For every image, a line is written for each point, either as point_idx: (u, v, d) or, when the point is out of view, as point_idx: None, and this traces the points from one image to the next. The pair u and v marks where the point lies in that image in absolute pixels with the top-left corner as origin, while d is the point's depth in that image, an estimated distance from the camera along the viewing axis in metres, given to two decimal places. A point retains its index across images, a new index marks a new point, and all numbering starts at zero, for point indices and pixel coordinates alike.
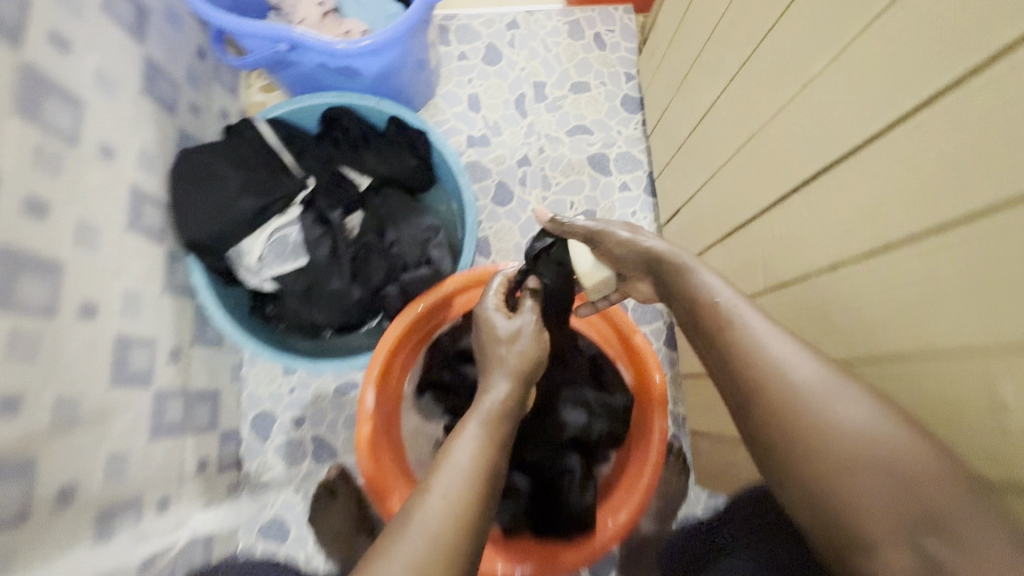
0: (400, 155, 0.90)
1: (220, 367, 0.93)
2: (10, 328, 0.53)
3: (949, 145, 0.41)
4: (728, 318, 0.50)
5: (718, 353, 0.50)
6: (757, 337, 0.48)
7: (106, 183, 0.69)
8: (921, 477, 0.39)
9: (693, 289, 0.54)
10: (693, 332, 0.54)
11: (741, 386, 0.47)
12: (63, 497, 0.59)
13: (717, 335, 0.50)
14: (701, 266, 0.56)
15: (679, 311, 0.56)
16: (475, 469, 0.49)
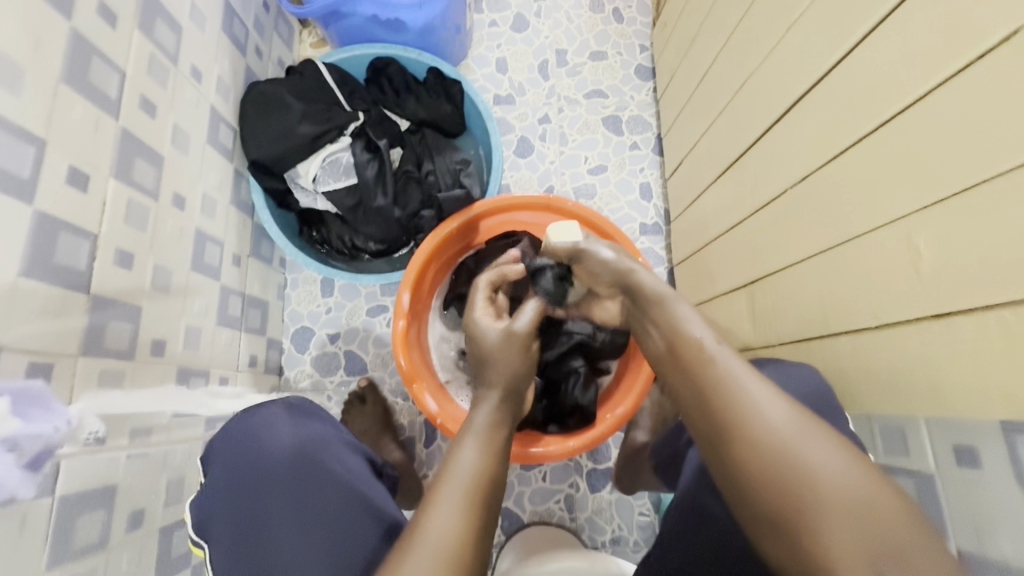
0: (437, 101, 1.01)
1: (269, 282, 1.05)
2: (127, 197, 0.66)
3: (893, 58, 0.52)
4: (702, 356, 0.51)
5: (693, 383, 0.50)
6: (736, 379, 0.48)
7: (194, 100, 0.81)
8: (880, 511, 0.40)
9: (671, 320, 0.56)
10: (667, 363, 0.55)
11: (715, 423, 0.48)
12: (157, 347, 0.71)
13: (694, 369, 0.51)
14: (678, 299, 0.58)
15: (653, 335, 0.58)
16: (476, 475, 0.54)
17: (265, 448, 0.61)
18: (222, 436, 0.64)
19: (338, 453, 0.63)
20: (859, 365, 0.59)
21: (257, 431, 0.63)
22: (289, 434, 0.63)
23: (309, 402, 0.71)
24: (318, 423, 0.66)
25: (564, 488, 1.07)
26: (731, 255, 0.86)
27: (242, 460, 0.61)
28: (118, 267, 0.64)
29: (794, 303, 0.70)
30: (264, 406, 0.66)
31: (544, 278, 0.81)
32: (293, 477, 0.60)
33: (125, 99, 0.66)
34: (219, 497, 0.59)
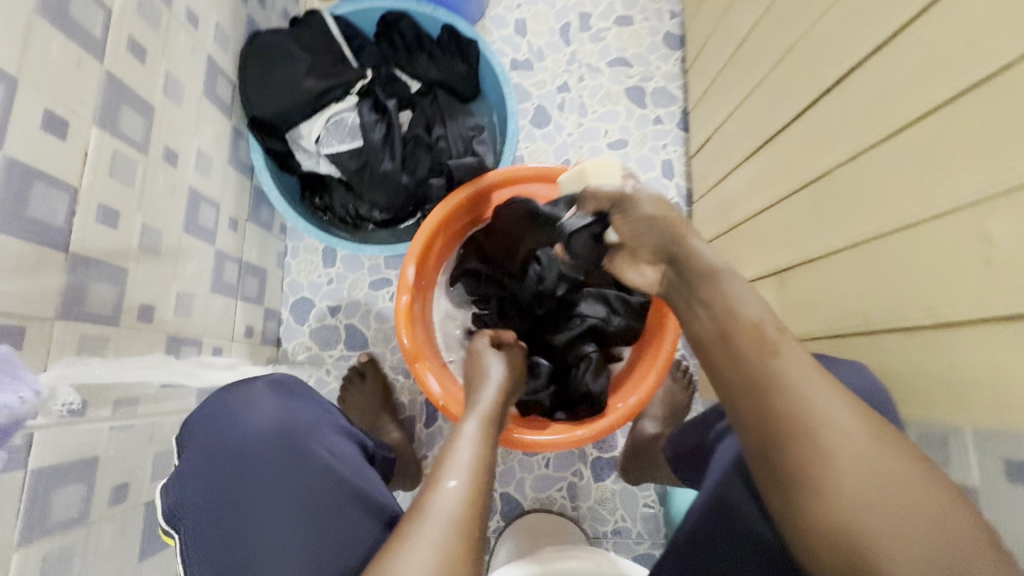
0: (451, 61, 0.94)
1: (268, 250, 1.00)
2: (113, 149, 0.60)
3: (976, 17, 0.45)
4: (761, 352, 0.49)
5: (746, 373, 0.49)
6: (802, 377, 0.47)
7: (190, 47, 0.74)
8: (946, 524, 0.40)
9: (727, 304, 0.53)
10: (719, 348, 0.52)
11: (770, 419, 0.47)
12: (144, 313, 0.66)
13: (755, 362, 0.49)
14: (733, 276, 0.55)
15: (702, 321, 0.55)
16: (477, 466, 0.53)
17: (247, 429, 0.58)
18: (199, 414, 0.61)
19: (325, 436, 0.60)
20: (901, 365, 0.54)
21: (240, 411, 0.59)
22: (273, 414, 0.60)
23: (296, 381, 0.68)
24: (304, 404, 0.64)
25: (567, 476, 1.03)
26: (760, 240, 0.80)
27: (221, 440, 0.58)
28: (102, 226, 0.59)
29: (828, 295, 0.64)
30: (248, 383, 0.63)
31: (577, 240, 0.72)
32: (275, 459, 0.57)
33: (111, 39, 0.60)
34: (193, 479, 0.56)
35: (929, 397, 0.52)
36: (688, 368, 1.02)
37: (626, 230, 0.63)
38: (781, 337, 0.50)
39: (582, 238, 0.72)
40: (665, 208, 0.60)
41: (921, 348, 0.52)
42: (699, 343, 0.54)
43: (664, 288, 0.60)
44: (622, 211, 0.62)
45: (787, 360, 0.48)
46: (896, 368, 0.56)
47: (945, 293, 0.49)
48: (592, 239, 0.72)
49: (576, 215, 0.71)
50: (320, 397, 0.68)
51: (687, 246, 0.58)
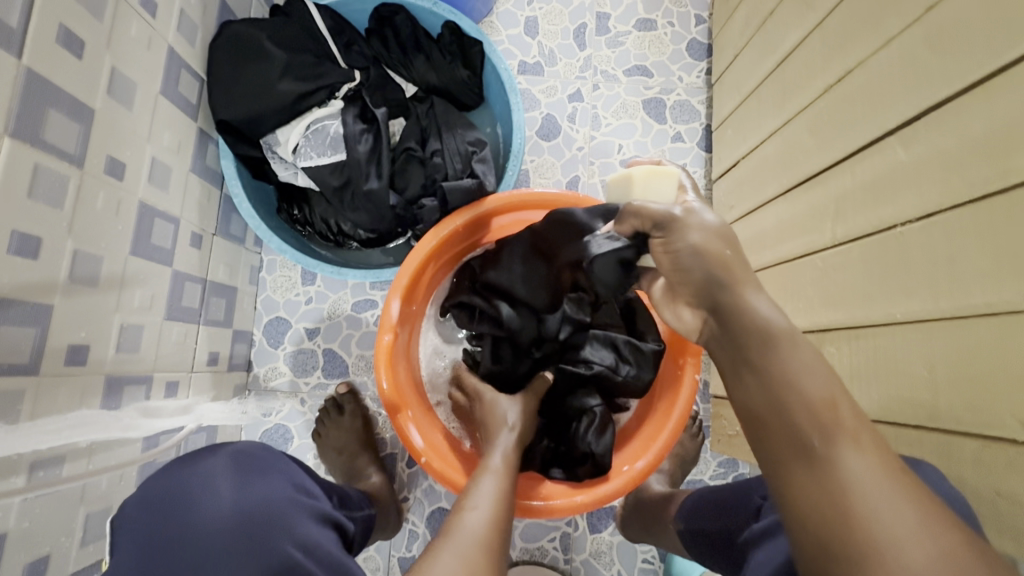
0: (451, 65, 0.84)
1: (239, 266, 0.89)
2: (33, 163, 0.50)
3: None
4: (822, 438, 0.38)
5: (797, 469, 0.39)
6: (872, 489, 0.36)
7: (146, 38, 0.63)
8: None
9: (787, 373, 0.41)
10: (771, 425, 0.41)
11: (828, 524, 0.36)
12: (75, 355, 0.56)
13: (814, 451, 0.38)
14: (787, 336, 0.42)
15: (745, 394, 0.43)
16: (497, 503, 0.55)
17: (198, 520, 0.51)
18: (142, 499, 0.53)
19: (291, 523, 0.53)
20: (984, 477, 0.45)
21: (191, 496, 0.52)
22: (230, 500, 0.52)
23: (262, 449, 0.61)
24: (269, 481, 0.56)
25: (561, 526, 0.95)
26: (795, 290, 0.71)
27: (169, 533, 0.50)
28: (17, 258, 0.49)
29: (888, 370, 0.55)
30: (202, 458, 0.56)
31: (599, 261, 0.57)
32: (231, 558, 0.49)
33: (34, 29, 0.49)
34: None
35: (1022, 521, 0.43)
36: (697, 414, 0.93)
37: (665, 262, 0.49)
38: (857, 422, 0.39)
39: (607, 261, 0.57)
40: (723, 246, 0.45)
41: (1016, 461, 0.43)
42: (742, 411, 0.43)
43: (703, 341, 0.48)
44: (666, 240, 0.48)
45: (862, 453, 0.37)
46: (974, 475, 0.46)
47: None
48: (620, 265, 0.57)
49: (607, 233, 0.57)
50: (289, 466, 0.61)
51: (740, 299, 0.44)
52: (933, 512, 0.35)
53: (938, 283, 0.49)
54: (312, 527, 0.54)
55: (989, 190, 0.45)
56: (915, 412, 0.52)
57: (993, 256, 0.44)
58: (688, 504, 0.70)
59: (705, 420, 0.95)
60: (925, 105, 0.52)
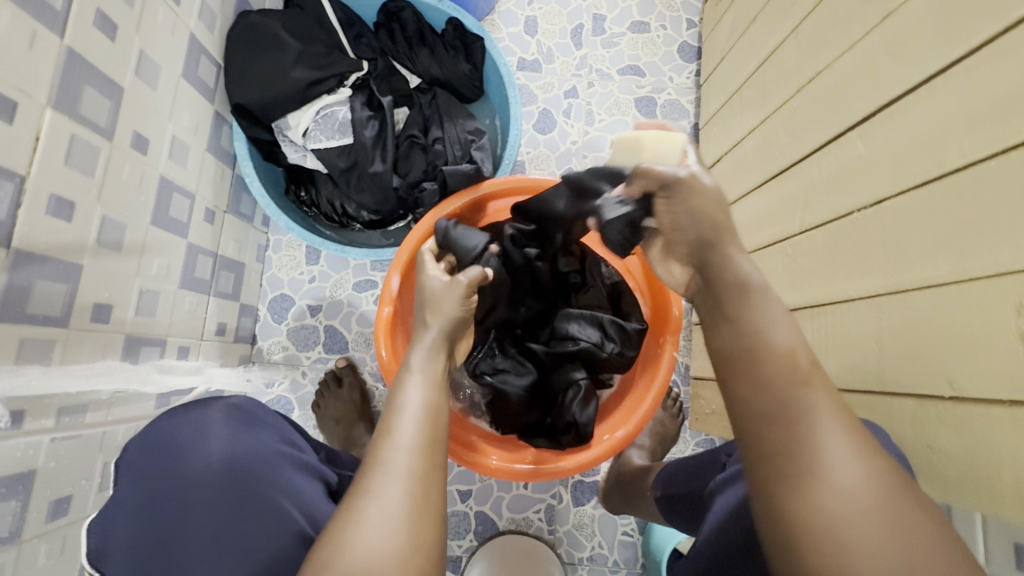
0: (454, 59, 0.89)
1: (247, 243, 0.94)
2: (70, 133, 0.54)
3: None
4: (782, 381, 0.43)
5: (758, 395, 0.44)
6: (818, 420, 0.41)
7: (170, 24, 0.68)
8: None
9: (757, 325, 0.46)
10: (743, 367, 0.45)
11: (773, 435, 0.42)
12: (99, 313, 0.61)
13: (776, 392, 0.43)
14: (768, 297, 0.48)
15: (722, 340, 0.48)
16: (429, 411, 0.49)
17: (190, 464, 0.53)
18: (138, 444, 0.55)
19: (279, 471, 0.56)
20: (919, 434, 0.52)
21: (184, 443, 0.55)
22: (222, 447, 0.55)
23: (255, 405, 0.63)
24: (259, 432, 0.59)
25: (545, 498, 1.00)
26: (769, 274, 0.77)
27: (160, 475, 0.52)
28: (53, 219, 0.54)
29: (846, 343, 0.61)
30: (199, 409, 0.58)
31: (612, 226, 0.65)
32: (222, 501, 0.52)
33: (75, 12, 0.54)
34: (123, 522, 0.50)
35: (949, 470, 0.49)
36: (678, 395, 0.99)
37: (666, 219, 0.58)
38: (815, 370, 0.43)
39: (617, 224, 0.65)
40: (716, 212, 0.54)
41: (943, 416, 0.49)
42: (720, 355, 0.48)
43: (688, 294, 0.57)
44: (670, 199, 0.56)
45: (814, 394, 0.42)
46: (913, 434, 0.52)
47: (975, 362, 0.46)
48: (630, 225, 0.64)
49: (618, 197, 0.64)
50: (279, 422, 0.64)
51: (725, 258, 0.52)
52: (869, 446, 0.40)
53: (886, 263, 0.55)
54: (298, 478, 0.57)
55: (930, 178, 0.51)
56: (866, 380, 0.58)
57: (930, 239, 0.50)
58: (665, 472, 0.75)
59: (686, 401, 1.01)
60: (883, 103, 0.57)
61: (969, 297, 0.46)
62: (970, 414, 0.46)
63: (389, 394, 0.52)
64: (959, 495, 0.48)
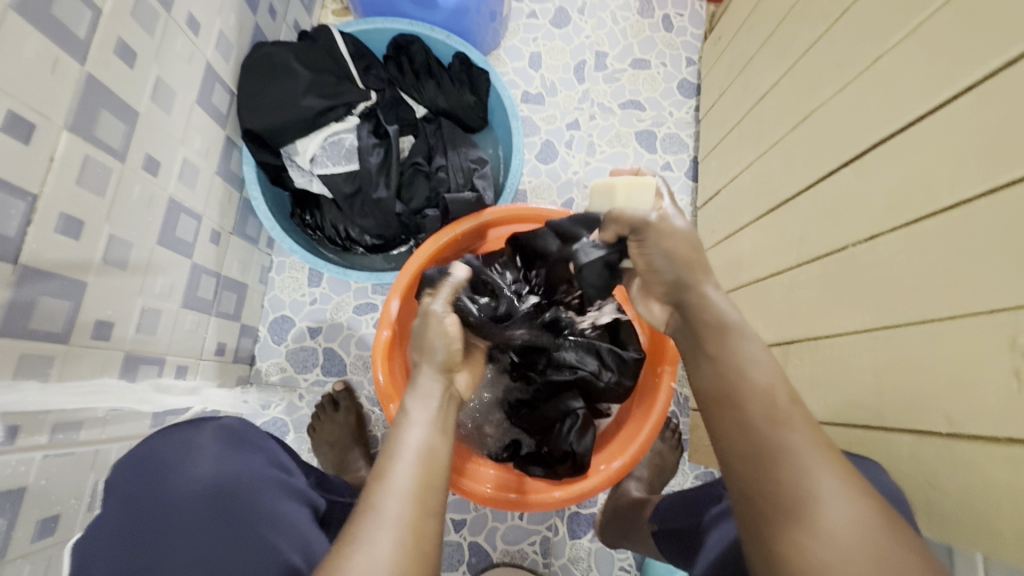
0: (459, 91, 0.92)
1: (251, 264, 0.96)
2: (84, 154, 0.56)
3: None
4: (771, 418, 0.43)
5: (744, 433, 0.44)
6: (805, 458, 0.41)
7: (187, 53, 0.71)
8: None
9: (736, 364, 0.47)
10: (723, 407, 0.46)
11: (756, 473, 0.42)
12: (100, 330, 0.62)
13: (763, 431, 0.43)
14: (749, 335, 0.49)
15: (704, 379, 0.49)
16: (426, 457, 0.48)
17: (178, 486, 0.52)
18: (125, 462, 0.54)
19: (268, 495, 0.55)
20: (916, 470, 0.51)
21: (173, 463, 0.54)
22: (211, 470, 0.54)
23: (247, 429, 0.63)
24: (250, 456, 0.58)
25: (541, 530, 0.97)
26: (766, 306, 0.77)
27: (148, 496, 0.51)
28: (61, 236, 0.55)
29: (842, 376, 0.61)
30: (192, 430, 0.58)
31: (588, 269, 0.65)
32: (209, 524, 0.51)
33: (97, 40, 0.56)
34: (105, 545, 0.49)
35: (948, 509, 0.48)
36: (676, 426, 0.98)
37: (641, 261, 0.58)
38: (793, 409, 0.44)
39: (594, 267, 0.65)
40: (690, 251, 0.54)
41: (940, 452, 0.49)
42: (703, 394, 0.49)
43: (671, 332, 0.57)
44: (642, 242, 0.57)
45: (794, 433, 0.42)
46: (910, 469, 0.52)
47: (969, 400, 0.46)
48: (606, 268, 0.65)
49: (594, 241, 0.65)
50: (271, 447, 0.63)
51: (701, 296, 0.53)
52: (854, 484, 0.40)
53: (882, 297, 0.55)
54: (286, 504, 0.56)
55: (924, 215, 0.51)
56: (864, 415, 0.58)
57: (924, 275, 0.51)
58: (661, 507, 0.74)
59: (684, 433, 1.00)
60: (876, 140, 0.59)
61: (963, 332, 0.46)
62: (968, 451, 0.46)
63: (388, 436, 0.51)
64: (961, 535, 0.47)
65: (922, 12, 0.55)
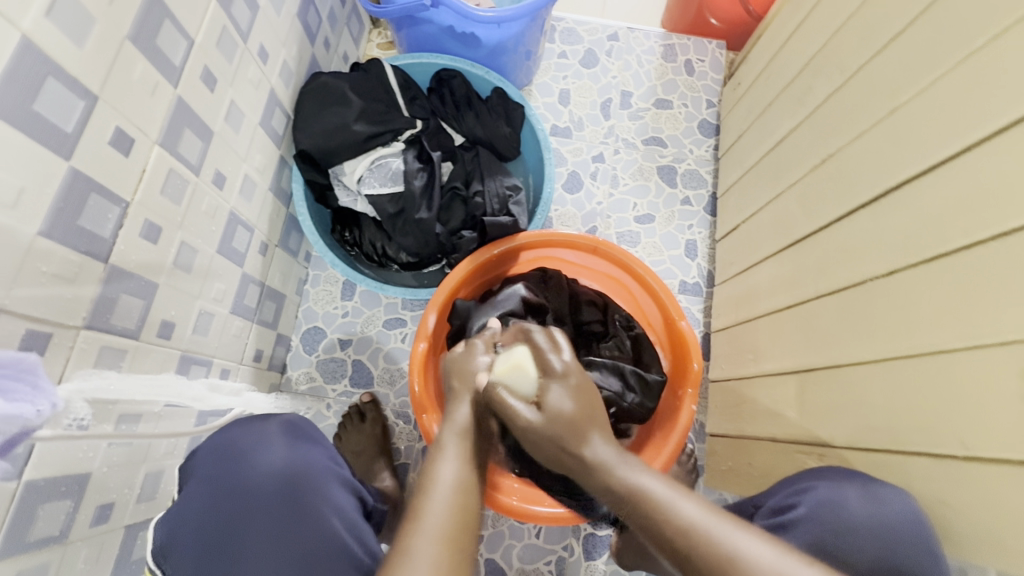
0: (497, 122, 0.99)
1: (290, 276, 1.01)
2: (168, 167, 0.62)
3: None
4: (657, 498, 0.47)
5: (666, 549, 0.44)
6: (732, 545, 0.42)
7: (256, 80, 0.77)
8: None
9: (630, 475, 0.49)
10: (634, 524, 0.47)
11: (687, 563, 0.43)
12: (164, 329, 0.66)
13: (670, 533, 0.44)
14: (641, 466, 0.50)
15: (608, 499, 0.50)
16: (460, 491, 0.50)
17: (253, 467, 0.59)
18: (209, 446, 0.62)
19: (329, 483, 0.61)
20: (932, 490, 0.55)
21: (246, 449, 0.60)
22: (282, 456, 0.61)
23: (309, 423, 0.68)
24: (313, 446, 0.64)
25: (556, 550, 0.99)
26: (784, 335, 0.81)
27: (228, 474, 0.58)
28: (143, 240, 0.60)
29: (859, 403, 0.64)
30: (261, 422, 0.64)
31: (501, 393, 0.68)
32: (280, 501, 0.57)
33: (188, 67, 0.62)
34: (192, 516, 0.56)
35: (965, 529, 0.51)
36: (693, 452, 1.00)
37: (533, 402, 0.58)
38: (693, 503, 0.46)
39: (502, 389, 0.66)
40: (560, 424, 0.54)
41: (955, 474, 0.52)
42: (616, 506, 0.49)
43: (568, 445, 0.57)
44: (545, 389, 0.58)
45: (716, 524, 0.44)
46: (926, 489, 0.55)
47: (982, 424, 0.49)
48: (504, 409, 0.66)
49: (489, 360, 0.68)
50: (330, 442, 0.68)
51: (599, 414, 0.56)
52: None
53: (898, 329, 0.60)
54: (342, 491, 0.61)
55: (937, 254, 0.56)
56: (880, 438, 0.61)
57: (937, 309, 0.55)
58: None
59: (700, 460, 1.02)
60: (891, 184, 0.64)
61: (977, 362, 0.50)
62: (982, 473, 0.49)
63: (421, 470, 0.54)
64: (977, 552, 0.50)
65: (934, 72, 0.60)
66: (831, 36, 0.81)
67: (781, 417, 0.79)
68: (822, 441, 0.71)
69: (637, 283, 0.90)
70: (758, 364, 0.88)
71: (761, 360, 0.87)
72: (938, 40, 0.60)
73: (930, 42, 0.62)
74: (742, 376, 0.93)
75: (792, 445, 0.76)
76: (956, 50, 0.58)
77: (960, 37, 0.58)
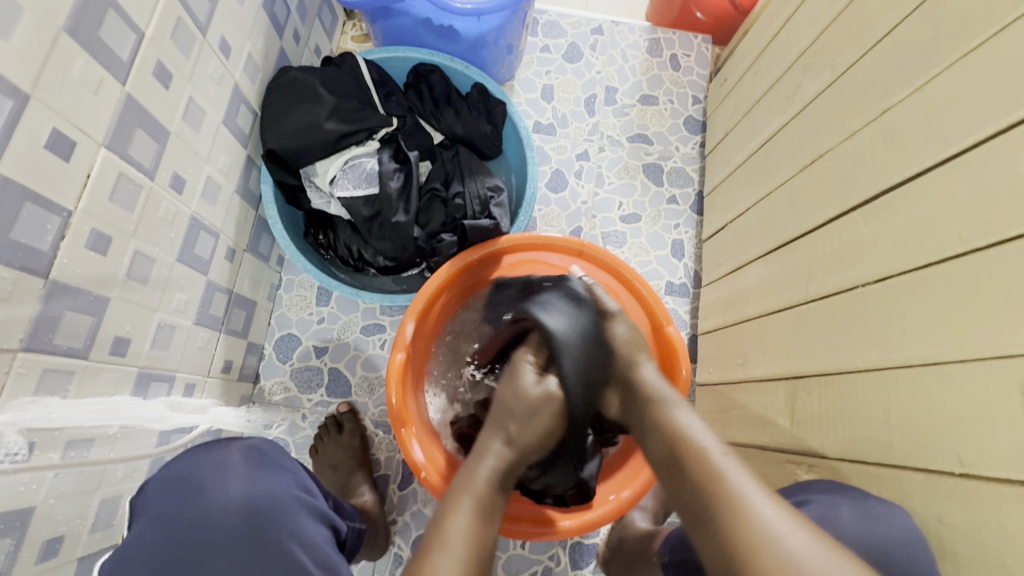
0: (477, 119, 0.95)
1: (261, 281, 0.96)
2: (118, 171, 0.57)
3: None
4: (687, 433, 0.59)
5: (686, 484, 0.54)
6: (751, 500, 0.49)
7: (217, 75, 0.72)
8: None
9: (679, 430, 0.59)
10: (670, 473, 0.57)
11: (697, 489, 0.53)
12: (118, 346, 0.61)
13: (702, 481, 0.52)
14: (681, 409, 0.63)
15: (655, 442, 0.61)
16: (472, 549, 0.55)
17: (212, 501, 0.55)
18: (161, 480, 0.57)
19: (295, 515, 0.57)
20: (930, 508, 0.53)
21: (204, 479, 0.56)
22: (242, 487, 0.56)
23: (273, 447, 0.64)
24: (276, 474, 0.60)
25: (543, 559, 0.96)
26: (774, 341, 0.79)
27: (179, 513, 0.54)
28: (91, 252, 0.55)
29: (853, 414, 0.62)
30: (222, 449, 0.60)
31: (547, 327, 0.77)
32: (239, 538, 0.53)
33: (138, 62, 0.57)
34: (142, 558, 0.52)
35: (963, 549, 0.50)
36: None
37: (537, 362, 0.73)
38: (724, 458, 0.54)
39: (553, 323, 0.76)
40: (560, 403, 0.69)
41: (954, 492, 0.50)
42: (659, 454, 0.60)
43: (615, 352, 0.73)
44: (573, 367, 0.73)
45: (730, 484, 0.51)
46: (924, 507, 0.53)
47: (983, 440, 0.47)
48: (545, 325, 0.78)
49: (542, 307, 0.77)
50: (295, 467, 0.64)
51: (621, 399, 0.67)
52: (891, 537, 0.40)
53: (893, 339, 0.58)
54: (309, 522, 0.58)
55: (933, 261, 0.54)
56: (875, 452, 0.59)
57: (933, 317, 0.53)
58: (672, 538, 0.73)
59: None
60: (884, 187, 0.62)
61: (975, 375, 0.48)
62: (981, 490, 0.48)
63: (433, 522, 0.58)
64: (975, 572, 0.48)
65: (929, 71, 0.58)
66: (821, 31, 0.79)
67: (771, 425, 0.77)
68: (814, 451, 0.69)
69: (625, 288, 0.86)
70: (747, 368, 0.86)
71: (750, 364, 0.85)
72: (934, 38, 0.58)
73: (922, 41, 0.60)
74: (730, 380, 0.91)
75: (782, 455, 0.74)
76: (947, 52, 0.56)
77: (953, 36, 0.56)
